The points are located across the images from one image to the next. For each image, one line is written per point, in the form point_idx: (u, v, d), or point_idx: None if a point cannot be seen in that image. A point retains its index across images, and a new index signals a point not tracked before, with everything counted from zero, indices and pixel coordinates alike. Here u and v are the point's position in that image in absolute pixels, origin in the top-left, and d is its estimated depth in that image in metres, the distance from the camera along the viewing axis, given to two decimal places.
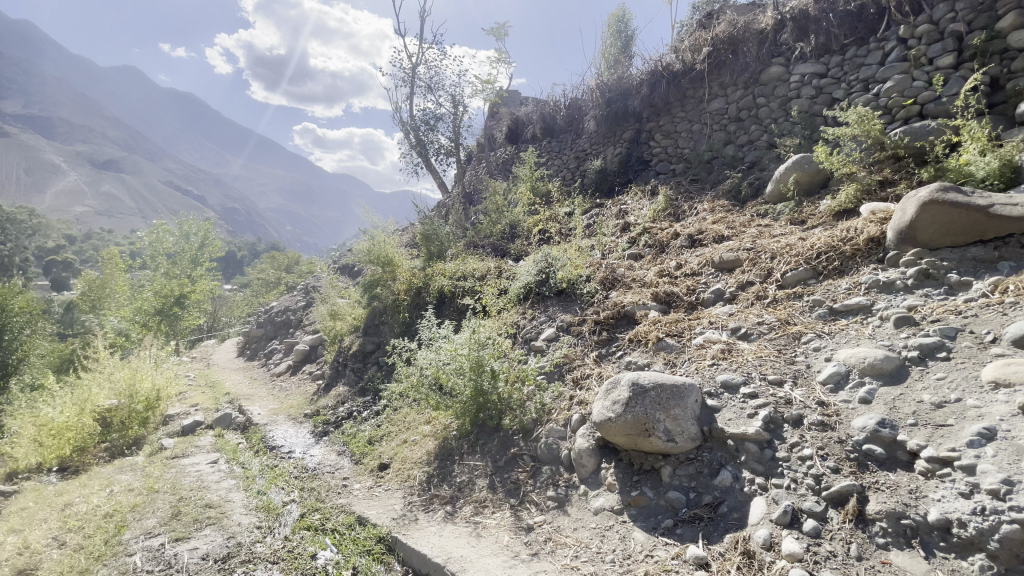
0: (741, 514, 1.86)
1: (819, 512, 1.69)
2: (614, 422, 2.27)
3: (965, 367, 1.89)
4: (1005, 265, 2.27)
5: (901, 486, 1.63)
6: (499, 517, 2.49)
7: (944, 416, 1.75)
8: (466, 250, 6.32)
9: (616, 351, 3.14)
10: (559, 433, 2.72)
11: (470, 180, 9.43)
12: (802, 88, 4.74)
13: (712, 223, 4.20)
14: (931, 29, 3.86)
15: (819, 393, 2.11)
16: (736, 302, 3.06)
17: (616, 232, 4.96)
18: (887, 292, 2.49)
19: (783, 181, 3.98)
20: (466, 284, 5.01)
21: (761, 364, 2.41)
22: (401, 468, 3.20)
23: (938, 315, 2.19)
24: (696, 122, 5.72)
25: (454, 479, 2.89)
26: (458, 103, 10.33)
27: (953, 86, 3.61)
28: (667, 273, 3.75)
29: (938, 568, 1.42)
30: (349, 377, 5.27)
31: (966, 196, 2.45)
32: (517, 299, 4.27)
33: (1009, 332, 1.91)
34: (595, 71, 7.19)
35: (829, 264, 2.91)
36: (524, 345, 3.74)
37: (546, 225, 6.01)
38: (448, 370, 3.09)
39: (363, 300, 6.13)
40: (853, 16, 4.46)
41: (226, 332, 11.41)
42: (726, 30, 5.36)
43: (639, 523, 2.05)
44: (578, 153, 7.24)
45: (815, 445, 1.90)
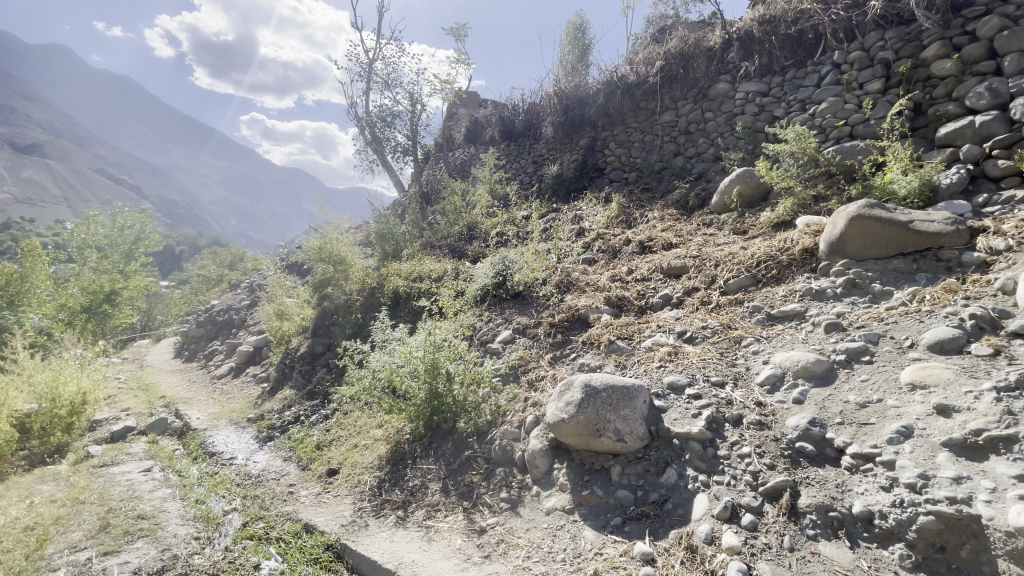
0: (685, 510, 1.94)
1: (756, 507, 1.79)
2: (566, 422, 2.32)
3: (886, 370, 2.06)
4: (921, 277, 2.49)
5: (829, 480, 1.76)
6: (452, 520, 2.48)
7: (867, 415, 1.90)
8: (422, 250, 6.25)
9: (569, 353, 3.21)
10: (512, 434, 2.74)
11: (428, 180, 9.35)
12: (746, 105, 4.99)
13: (662, 231, 4.35)
14: (862, 56, 4.17)
15: (758, 394, 2.23)
16: (683, 307, 3.19)
17: (571, 237, 5.07)
18: (820, 299, 2.67)
19: (728, 193, 4.18)
20: (422, 285, 4.97)
21: (705, 366, 2.53)
22: (351, 473, 3.13)
23: (863, 321, 2.37)
24: (648, 132, 5.93)
25: (406, 483, 2.85)
26: (416, 101, 10.22)
27: (881, 109, 3.90)
28: (620, 278, 3.85)
29: (862, 557, 1.54)
30: (297, 379, 5.10)
31: (888, 212, 2.69)
32: (474, 300, 4.28)
33: (925, 338, 2.09)
34: (554, 77, 7.30)
35: (767, 272, 3.08)
36: (480, 347, 3.75)
37: (504, 228, 6.05)
38: (402, 372, 3.05)
39: (314, 300, 5.96)
40: (793, 40, 4.75)
41: (162, 332, 10.74)
42: (678, 45, 5.61)
43: (589, 522, 2.10)
44: (536, 157, 7.33)
45: (753, 443, 2.00)
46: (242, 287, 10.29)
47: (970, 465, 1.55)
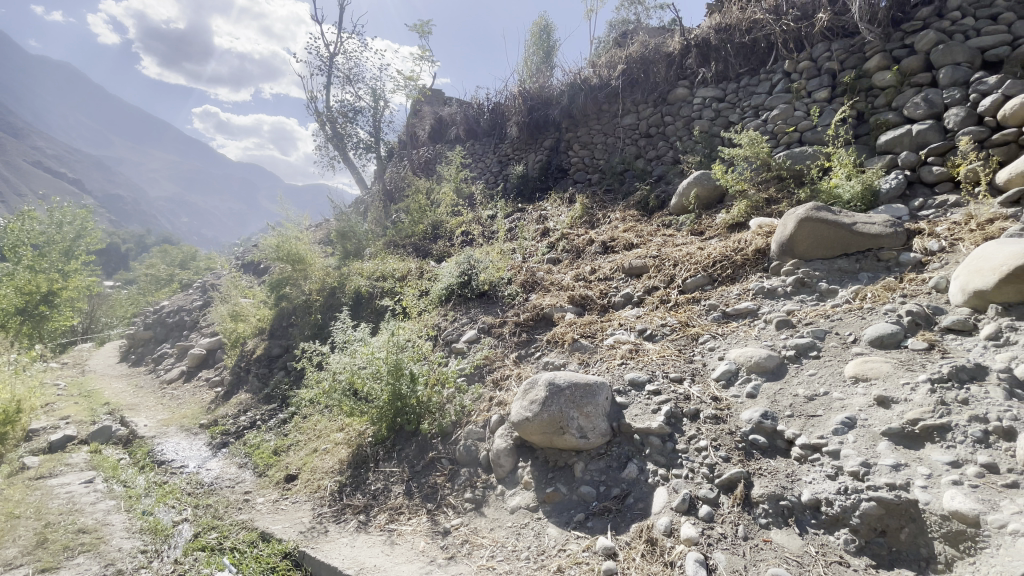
0: (645, 504, 1.98)
1: (713, 498, 1.85)
2: (531, 420, 2.34)
3: (832, 364, 2.17)
4: (864, 276, 2.63)
5: (780, 471, 1.84)
6: (415, 523, 2.44)
7: (815, 408, 1.99)
8: (386, 250, 6.14)
9: (534, 352, 3.22)
10: (477, 434, 2.73)
11: (391, 177, 9.18)
12: (703, 110, 5.15)
13: (624, 231, 4.44)
14: (811, 66, 4.37)
15: (713, 389, 2.31)
16: (644, 305, 3.26)
17: (536, 237, 5.10)
18: (771, 297, 2.79)
19: (686, 195, 4.30)
20: (385, 284, 4.89)
21: (664, 363, 2.59)
22: (310, 479, 3.04)
23: (811, 318, 2.49)
24: (610, 135, 6.04)
25: (368, 487, 2.80)
26: (379, 98, 10.05)
27: (827, 117, 4.10)
28: (583, 277, 3.91)
29: (810, 543, 1.62)
30: (253, 383, 4.91)
31: (834, 215, 2.84)
32: (438, 300, 4.24)
33: (867, 334, 2.22)
34: (519, 77, 7.33)
35: (723, 271, 3.19)
36: (445, 347, 3.72)
37: (469, 227, 6.03)
38: (363, 373, 2.98)
39: (271, 300, 5.71)
40: (747, 48, 4.92)
41: (105, 334, 10.11)
42: (639, 50, 5.77)
43: (553, 519, 2.12)
44: (501, 157, 7.38)
45: (709, 437, 2.07)
46: (194, 286, 9.82)
47: (908, 453, 1.66)
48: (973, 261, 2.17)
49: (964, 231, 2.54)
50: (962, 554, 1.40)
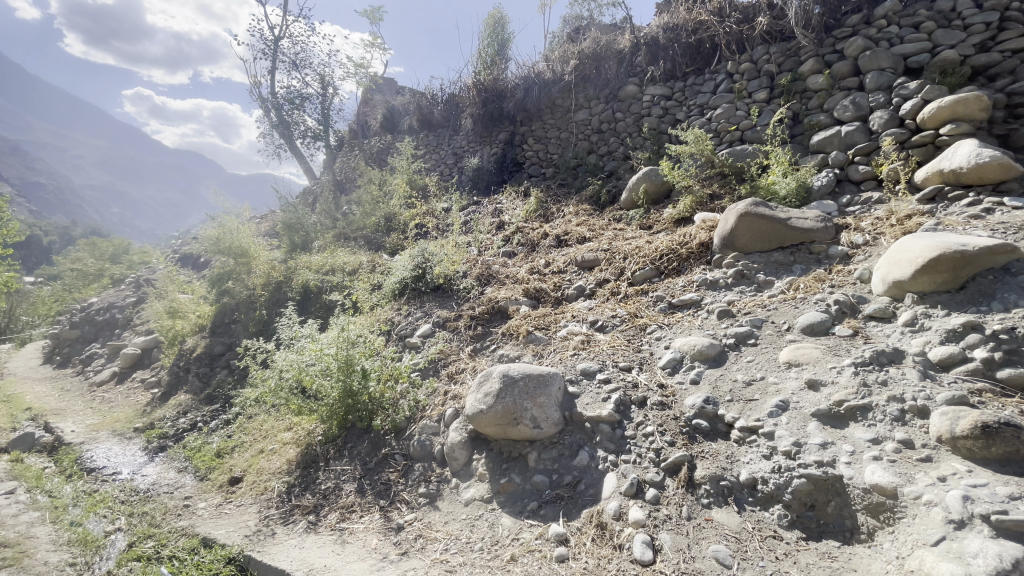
0: (596, 489, 2.03)
1: (659, 481, 1.92)
2: (485, 413, 2.35)
3: (768, 351, 2.30)
4: (797, 268, 2.80)
5: (720, 453, 1.94)
6: (367, 521, 2.41)
7: (752, 392, 2.11)
8: (337, 243, 5.97)
9: (489, 345, 3.23)
10: (432, 429, 2.71)
11: (342, 168, 8.90)
12: (652, 107, 5.29)
13: (577, 225, 4.51)
14: (751, 67, 4.56)
15: (660, 377, 2.40)
16: (595, 297, 3.33)
17: (491, 231, 5.11)
18: (713, 289, 2.92)
19: (635, 189, 4.41)
20: (335, 279, 4.76)
21: (614, 353, 2.67)
22: (256, 481, 2.93)
23: (750, 308, 2.62)
24: (564, 129, 6.11)
25: (318, 487, 2.73)
26: (328, 85, 9.69)
27: (766, 117, 4.32)
28: (538, 270, 3.94)
29: (748, 519, 1.72)
30: (193, 383, 4.66)
31: (771, 210, 3.00)
32: (392, 294, 4.17)
33: (800, 322, 2.36)
34: (473, 69, 7.24)
35: (669, 264, 3.30)
36: (399, 342, 3.66)
37: (424, 219, 5.94)
38: (311, 370, 2.88)
39: (212, 295, 5.34)
40: (693, 48, 5.07)
41: (26, 335, 9.27)
42: (591, 46, 5.85)
43: (506, 509, 2.14)
44: (456, 150, 7.34)
45: (655, 422, 2.15)
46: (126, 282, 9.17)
47: (835, 432, 1.79)
48: (892, 254, 2.35)
49: (886, 226, 2.75)
50: (881, 524, 1.53)
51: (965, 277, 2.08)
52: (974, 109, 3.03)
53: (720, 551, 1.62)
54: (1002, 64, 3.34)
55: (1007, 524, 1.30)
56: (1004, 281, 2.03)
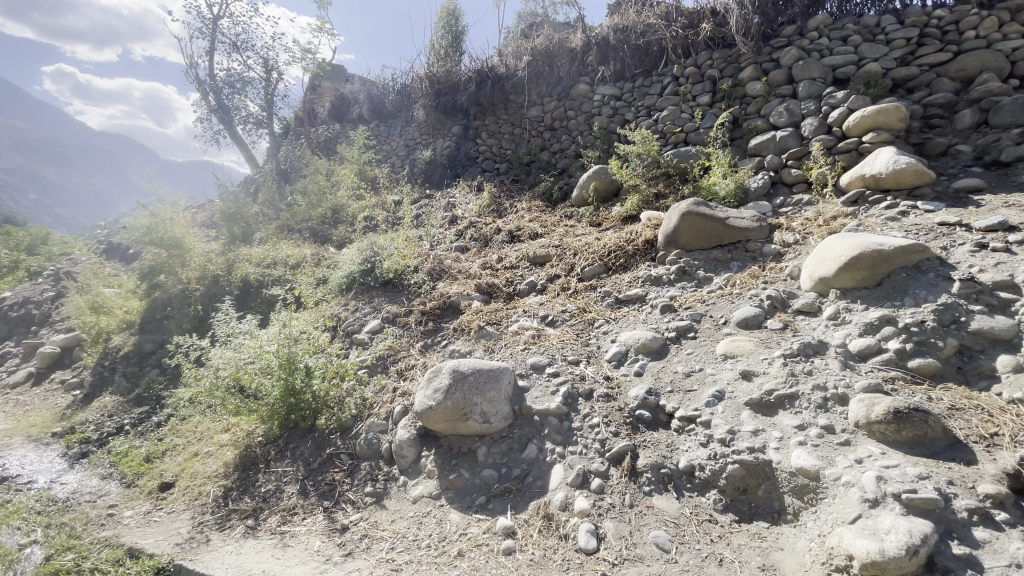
0: (544, 481, 2.06)
1: (604, 471, 1.97)
2: (434, 409, 2.33)
3: (706, 344, 2.41)
4: (734, 265, 2.94)
5: (661, 442, 2.01)
6: (311, 523, 2.33)
7: (692, 383, 2.21)
8: (280, 235, 5.71)
9: (440, 341, 3.20)
10: (379, 426, 2.66)
11: (286, 156, 8.51)
12: (602, 107, 5.39)
13: (529, 221, 4.54)
14: (696, 71, 4.73)
15: (606, 369, 2.46)
16: (547, 292, 3.37)
17: (443, 224, 5.06)
18: (658, 284, 3.02)
19: (586, 187, 4.49)
20: (275, 273, 4.63)
21: (563, 347, 2.71)
22: (190, 485, 2.77)
23: (690, 303, 2.73)
24: (517, 125, 6.14)
25: (257, 490, 2.61)
26: (271, 69, 9.24)
27: (708, 120, 4.50)
28: (490, 265, 3.94)
29: (686, 505, 1.81)
30: (120, 384, 4.35)
31: (711, 210, 3.13)
32: (339, 288, 4.05)
33: (736, 316, 2.48)
34: (426, 60, 7.11)
35: (617, 260, 3.38)
36: (346, 339, 3.56)
37: (373, 212, 5.80)
38: (250, 368, 2.74)
39: (140, 288, 4.97)
40: (642, 50, 5.19)
41: None
42: (544, 43, 5.87)
43: (455, 505, 2.13)
44: (408, 142, 7.21)
45: (601, 414, 2.19)
46: (43, 274, 8.38)
47: (766, 420, 1.90)
48: (818, 253, 2.52)
49: (814, 227, 2.94)
50: (806, 504, 1.64)
51: (881, 274, 2.26)
52: (893, 119, 3.28)
53: (660, 537, 1.70)
54: (919, 77, 3.65)
55: (916, 502, 1.43)
56: (915, 277, 2.22)
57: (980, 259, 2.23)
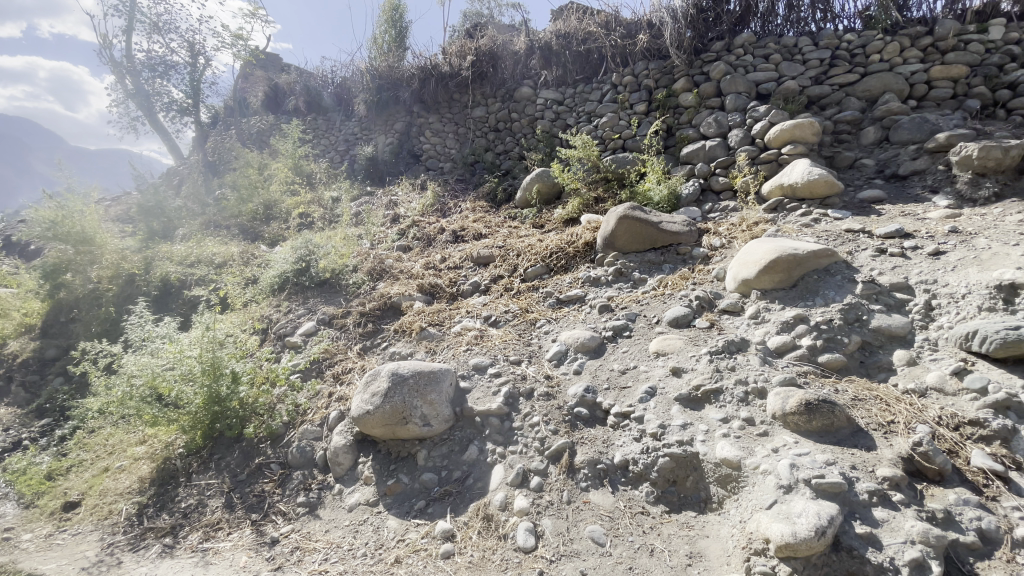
0: (484, 482, 2.07)
1: (542, 469, 2.00)
2: (372, 414, 2.27)
3: (640, 342, 2.51)
4: (666, 267, 3.09)
5: (598, 438, 2.07)
6: (236, 538, 2.20)
7: (627, 379, 2.30)
8: (204, 232, 5.37)
9: (380, 343, 3.13)
10: (313, 433, 2.57)
11: (213, 147, 7.97)
12: (545, 110, 5.47)
13: (473, 222, 4.53)
14: (633, 80, 4.89)
15: (547, 368, 2.50)
16: (490, 293, 3.38)
17: (385, 223, 4.95)
18: (596, 285, 3.10)
19: (528, 189, 4.53)
20: (200, 273, 4.33)
21: (505, 347, 2.72)
22: (98, 504, 2.53)
23: (626, 303, 2.83)
24: (462, 125, 6.12)
25: (177, 506, 2.44)
26: (198, 54, 8.62)
27: (645, 127, 4.69)
28: (433, 265, 3.89)
29: (620, 498, 1.87)
30: (18, 395, 3.91)
31: (646, 214, 3.26)
32: (271, 289, 3.86)
33: (668, 316, 2.60)
34: (368, 54, 6.91)
35: (558, 261, 3.45)
36: (278, 342, 3.39)
37: (309, 208, 5.57)
38: (168, 374, 2.51)
39: (41, 287, 4.38)
40: (582, 57, 5.31)
41: None
42: (487, 43, 5.79)
43: (393, 511, 2.09)
44: (348, 137, 6.99)
45: (541, 412, 2.23)
46: None
47: (693, 414, 2.01)
48: (741, 256, 2.69)
49: (738, 232, 3.13)
50: (729, 492, 1.74)
51: (796, 276, 2.45)
52: (808, 134, 3.56)
53: (595, 531, 1.75)
54: (831, 96, 3.98)
55: (824, 486, 1.56)
56: (825, 279, 2.43)
57: (879, 262, 2.47)
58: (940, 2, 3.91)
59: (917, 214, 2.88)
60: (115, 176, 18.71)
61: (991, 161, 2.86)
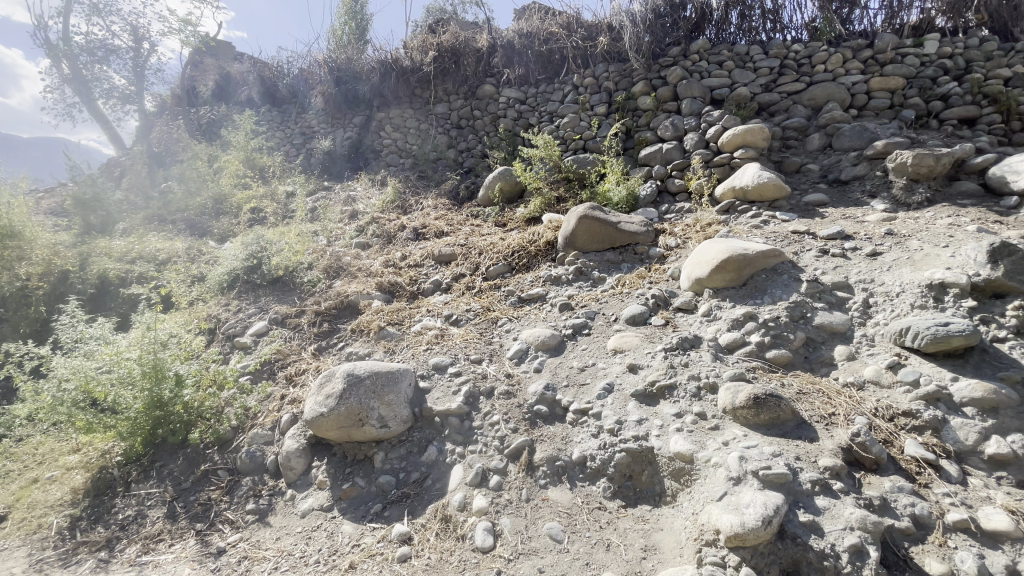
0: (442, 483, 2.04)
1: (502, 468, 2.00)
2: (326, 416, 2.20)
3: (599, 340, 2.55)
4: (625, 266, 3.14)
5: (557, 436, 2.09)
6: (179, 549, 2.09)
7: (586, 376, 2.32)
8: (148, 227, 5.08)
9: (336, 343, 3.05)
10: (264, 438, 2.47)
11: (157, 136, 7.54)
12: (507, 109, 5.46)
13: (434, 219, 4.48)
14: (594, 81, 4.96)
15: (507, 367, 2.50)
16: (451, 292, 3.35)
17: (343, 219, 4.82)
18: (557, 284, 3.13)
19: (491, 187, 4.52)
20: (143, 270, 4.10)
21: (466, 346, 2.70)
22: (25, 518, 2.33)
23: (586, 302, 2.87)
24: (423, 121, 6.04)
25: (114, 517, 2.29)
26: (142, 39, 8.14)
27: (605, 128, 4.76)
28: (393, 263, 3.82)
29: (578, 494, 1.89)
30: None
31: (605, 214, 3.31)
32: (219, 286, 3.69)
33: (626, 314, 2.64)
34: (326, 45, 6.71)
35: (520, 260, 3.45)
36: (226, 342, 3.24)
37: (261, 203, 5.36)
38: (103, 378, 2.36)
39: None
40: (544, 57, 5.35)
41: None
42: (449, 39, 5.69)
43: (348, 516, 2.03)
44: (305, 130, 6.77)
45: (501, 411, 2.22)
46: None
47: (649, 409, 2.05)
48: (695, 256, 2.77)
49: (693, 232, 3.23)
50: (682, 485, 1.79)
51: (746, 275, 2.54)
52: (758, 139, 3.71)
53: (553, 528, 1.76)
54: (780, 103, 4.16)
55: (771, 477, 1.63)
56: (773, 279, 2.53)
57: (822, 263, 2.60)
58: (879, 17, 4.15)
59: (857, 217, 3.04)
60: (49, 165, 17.46)
61: (924, 167, 3.07)
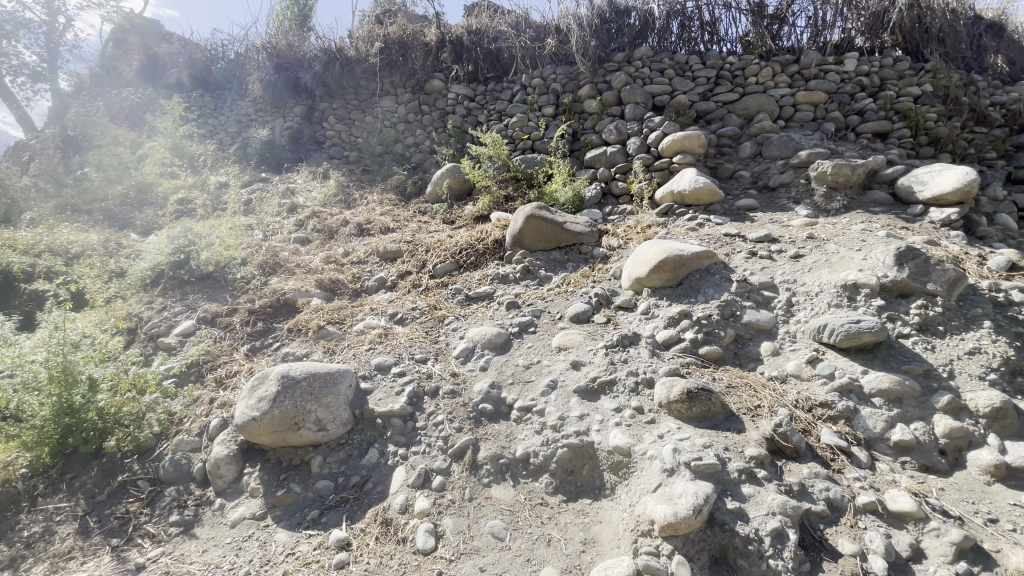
0: (383, 486, 2.00)
1: (445, 468, 1.98)
2: (259, 420, 2.10)
3: (544, 338, 2.58)
4: (570, 265, 3.20)
5: (501, 433, 2.09)
6: (92, 567, 1.92)
7: (530, 374, 2.35)
8: (60, 217, 4.63)
9: (272, 343, 2.91)
10: (190, 445, 2.32)
11: (72, 118, 6.89)
12: (456, 105, 5.41)
13: (380, 215, 4.37)
14: (542, 82, 5.01)
15: (452, 366, 2.48)
16: (396, 290, 3.28)
17: (281, 213, 4.62)
18: (504, 282, 3.14)
19: (438, 184, 4.47)
20: (53, 265, 3.74)
21: (411, 345, 2.66)
22: None
23: (532, 300, 2.90)
24: (368, 114, 5.87)
25: (16, 536, 2.08)
26: (56, 12, 7.44)
27: (552, 129, 4.82)
28: (335, 259, 3.70)
29: (520, 492, 1.91)
30: None
31: (551, 214, 3.36)
32: (141, 282, 3.43)
33: (570, 312, 2.69)
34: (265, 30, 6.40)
35: (467, 258, 3.43)
36: (149, 343, 3.02)
37: (191, 194, 5.03)
38: (5, 383, 2.18)
39: None
40: (493, 55, 5.36)
41: None
42: (397, 32, 5.61)
43: (282, 523, 1.95)
44: (240, 118, 6.40)
45: (446, 411, 2.20)
46: None
47: (591, 405, 2.10)
48: (635, 257, 2.86)
49: (634, 233, 3.34)
50: (620, 478, 1.85)
51: (681, 275, 2.66)
52: (696, 145, 3.88)
53: (495, 526, 1.77)
54: (716, 111, 4.38)
55: (702, 467, 1.71)
56: (706, 278, 2.66)
57: (751, 264, 2.75)
58: (806, 34, 4.45)
59: (783, 222, 3.25)
60: None
61: (842, 176, 3.33)
